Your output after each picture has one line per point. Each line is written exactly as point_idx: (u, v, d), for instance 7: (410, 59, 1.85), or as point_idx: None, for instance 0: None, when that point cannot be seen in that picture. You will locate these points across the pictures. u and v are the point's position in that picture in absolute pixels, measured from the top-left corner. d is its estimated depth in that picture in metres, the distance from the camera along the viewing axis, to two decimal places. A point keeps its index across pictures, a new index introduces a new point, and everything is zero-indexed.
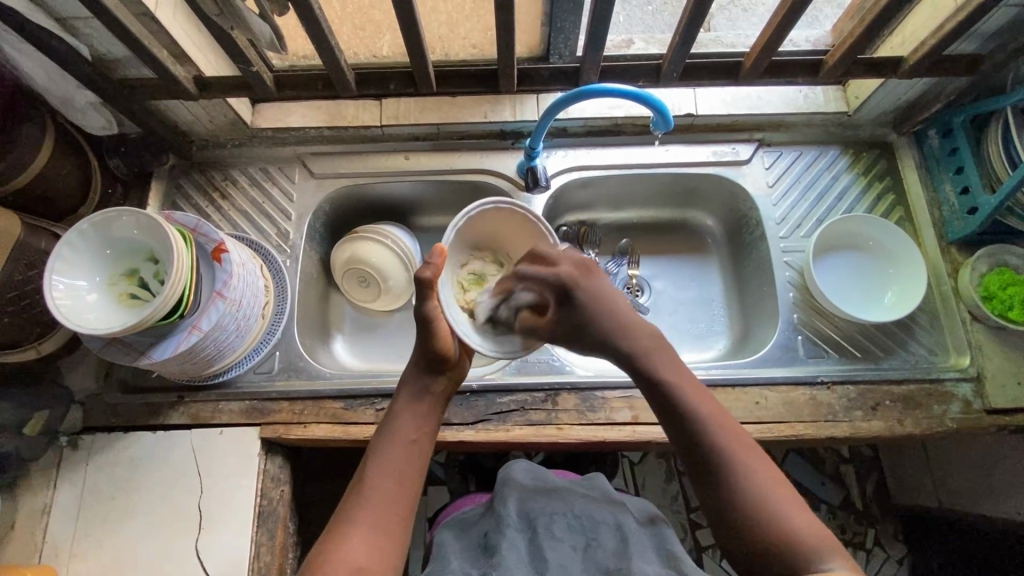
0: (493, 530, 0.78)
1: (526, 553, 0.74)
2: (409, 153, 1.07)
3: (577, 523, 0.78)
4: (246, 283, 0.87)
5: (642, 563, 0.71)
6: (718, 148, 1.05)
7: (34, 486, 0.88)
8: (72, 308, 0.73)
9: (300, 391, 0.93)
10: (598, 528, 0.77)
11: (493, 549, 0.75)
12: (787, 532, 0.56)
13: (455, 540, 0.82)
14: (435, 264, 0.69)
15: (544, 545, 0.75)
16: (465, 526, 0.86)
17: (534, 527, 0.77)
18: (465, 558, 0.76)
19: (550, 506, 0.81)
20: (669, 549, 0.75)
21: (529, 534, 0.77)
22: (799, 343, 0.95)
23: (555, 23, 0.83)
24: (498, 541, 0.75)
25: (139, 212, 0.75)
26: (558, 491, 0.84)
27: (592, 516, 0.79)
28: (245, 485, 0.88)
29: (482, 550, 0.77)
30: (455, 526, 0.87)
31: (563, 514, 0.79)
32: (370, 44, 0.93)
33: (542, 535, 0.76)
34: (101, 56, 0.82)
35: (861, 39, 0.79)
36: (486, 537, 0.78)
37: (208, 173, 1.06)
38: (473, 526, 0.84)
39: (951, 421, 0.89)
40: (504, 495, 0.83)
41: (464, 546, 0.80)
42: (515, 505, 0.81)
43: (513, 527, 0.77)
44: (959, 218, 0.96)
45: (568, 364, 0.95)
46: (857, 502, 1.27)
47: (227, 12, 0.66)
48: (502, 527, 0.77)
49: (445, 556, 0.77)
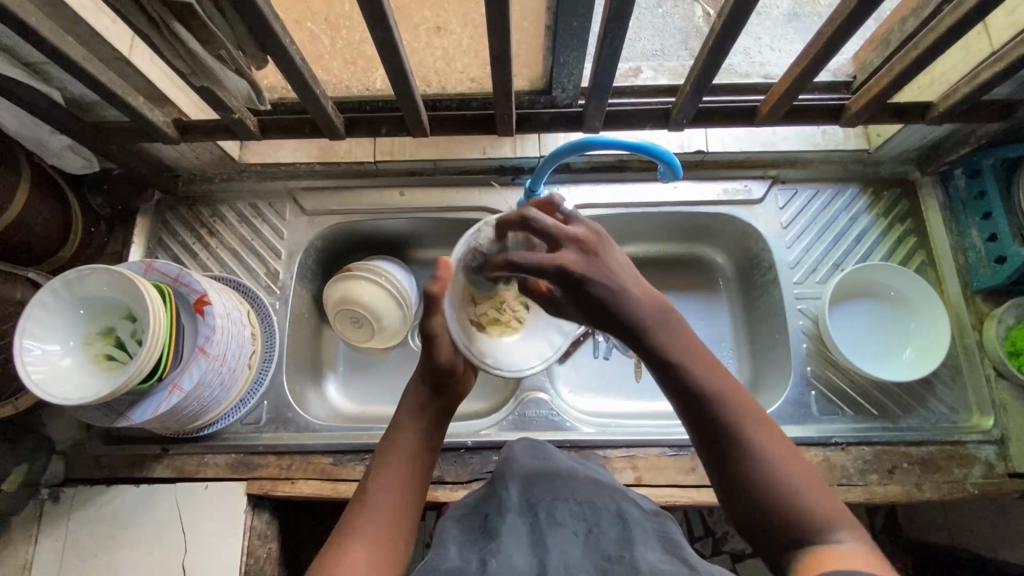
0: (493, 513, 0.61)
1: (528, 540, 0.56)
2: (404, 188, 1.02)
3: (580, 508, 0.60)
4: (231, 334, 0.83)
5: (648, 552, 0.54)
6: (730, 185, 0.99)
7: (15, 542, 0.86)
8: (46, 377, 0.70)
9: (289, 444, 0.90)
10: (600, 515, 0.59)
11: (491, 535, 0.58)
12: (800, 503, 0.51)
13: (454, 526, 0.63)
14: (440, 278, 0.67)
15: (549, 531, 0.57)
16: (469, 509, 0.67)
17: (538, 511, 0.60)
18: (463, 546, 0.58)
19: (555, 487, 0.63)
20: (673, 540, 0.58)
21: (533, 519, 0.59)
22: (812, 399, 0.90)
23: (557, 59, 0.74)
24: (498, 527, 0.58)
25: (112, 270, 0.72)
26: (567, 474, 0.67)
27: (599, 502, 0.61)
28: (231, 544, 0.85)
29: (481, 537, 0.59)
30: (456, 509, 0.68)
31: (568, 496, 0.62)
32: (363, 79, 0.84)
33: (547, 520, 0.58)
34: (76, 99, 0.78)
35: (887, 88, 0.73)
36: (485, 525, 0.60)
37: (195, 208, 1.02)
38: (475, 510, 0.65)
39: (972, 486, 0.85)
40: (503, 479, 0.66)
41: (461, 533, 0.61)
42: (516, 488, 0.64)
43: (514, 511, 0.60)
44: (985, 266, 0.91)
45: (570, 420, 0.91)
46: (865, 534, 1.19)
47: (200, 70, 0.63)
48: (502, 511, 0.60)
49: (443, 545, 0.59)
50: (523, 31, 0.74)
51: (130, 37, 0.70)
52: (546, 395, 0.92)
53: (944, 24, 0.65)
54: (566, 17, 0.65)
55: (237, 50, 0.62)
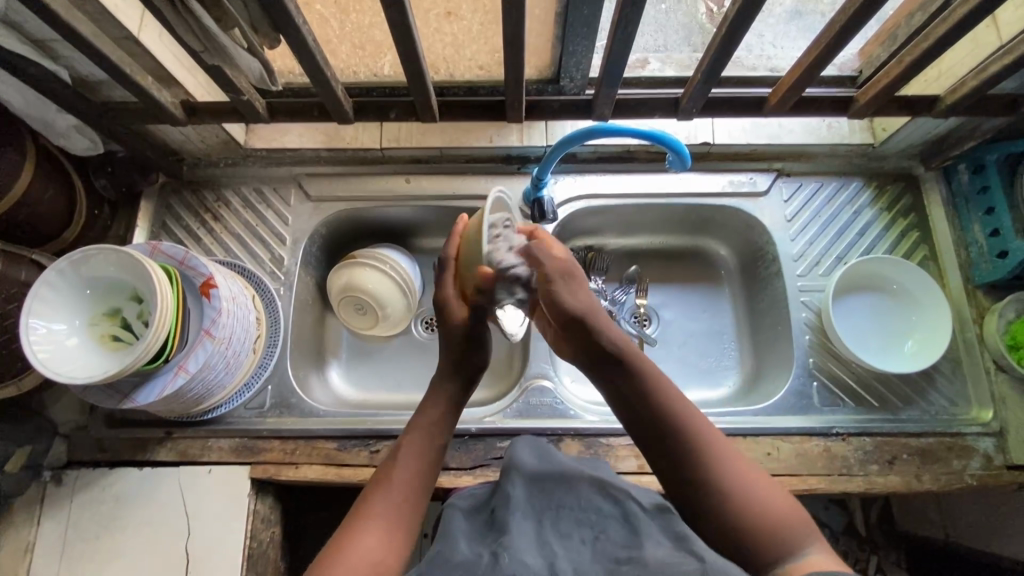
0: (500, 509, 0.63)
1: (536, 536, 0.57)
2: (410, 176, 1.02)
3: (585, 513, 0.61)
4: (236, 318, 0.83)
5: (656, 547, 0.54)
6: (735, 177, 1.00)
7: (17, 523, 0.85)
8: (52, 356, 0.69)
9: (292, 429, 0.90)
10: (606, 519, 0.60)
11: (499, 529, 0.59)
12: (757, 508, 0.56)
13: (461, 519, 0.64)
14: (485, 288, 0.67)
15: (554, 533, 0.58)
16: (476, 507, 0.67)
17: (545, 514, 0.61)
18: (472, 538, 0.59)
19: (560, 491, 0.65)
20: (681, 533, 0.57)
21: (539, 520, 0.60)
22: (814, 390, 0.91)
23: (567, 47, 0.74)
24: (506, 521, 0.59)
25: (119, 251, 0.72)
26: (570, 474, 0.68)
27: (604, 505, 0.62)
28: (235, 528, 0.85)
29: (489, 531, 0.60)
30: (463, 505, 0.68)
31: (571, 503, 0.63)
32: (371, 64, 0.84)
33: (553, 523, 0.60)
34: (84, 78, 0.77)
35: (897, 80, 0.74)
36: (492, 522, 0.62)
37: (200, 192, 1.01)
38: (483, 506, 0.66)
39: (971, 477, 0.85)
40: (508, 478, 0.68)
41: (470, 526, 0.62)
42: (522, 487, 0.65)
43: (520, 511, 0.61)
44: (987, 260, 0.91)
45: (575, 408, 0.91)
46: (861, 528, 1.18)
47: (213, 49, 0.63)
48: (509, 507, 0.62)
49: (450, 537, 0.60)
50: (537, 19, 0.74)
51: (140, 15, 0.70)
52: (549, 382, 0.93)
53: (954, 16, 0.65)
54: (577, 4, 0.65)
55: (250, 29, 0.62)
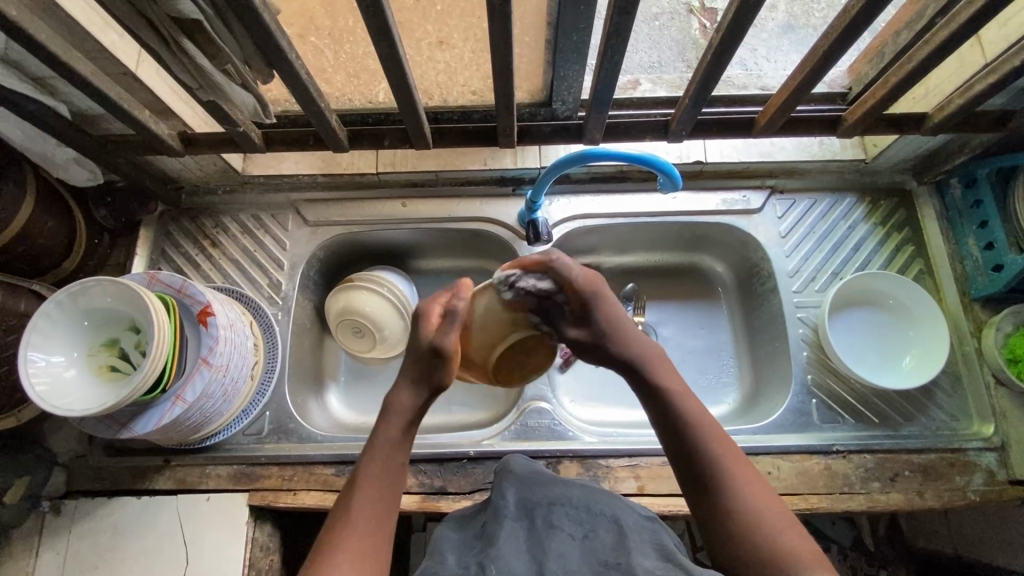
0: (491, 519, 0.59)
1: (526, 544, 0.54)
2: (406, 200, 1.03)
3: (577, 512, 0.58)
4: (234, 345, 0.83)
5: (644, 557, 0.52)
6: (729, 195, 1.00)
7: (17, 554, 0.85)
8: (49, 389, 0.70)
9: (290, 455, 0.90)
10: (598, 519, 0.57)
11: (488, 540, 0.56)
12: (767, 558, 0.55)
13: (451, 533, 0.61)
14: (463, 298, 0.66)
15: (546, 535, 0.55)
16: (467, 518, 0.64)
17: (537, 517, 0.58)
18: (461, 550, 0.56)
19: (554, 492, 0.61)
20: (669, 546, 0.55)
21: (531, 524, 0.57)
22: (813, 407, 0.91)
23: (558, 72, 0.75)
24: (495, 532, 0.56)
25: (116, 283, 0.72)
26: (563, 479, 0.65)
27: (596, 506, 0.59)
28: (233, 556, 0.84)
29: (478, 543, 0.57)
30: (453, 518, 0.65)
31: (564, 501, 0.60)
32: (365, 91, 0.85)
33: (544, 526, 0.56)
34: (81, 113, 0.79)
35: (884, 99, 0.74)
36: (483, 531, 0.58)
37: (198, 219, 1.02)
38: (473, 519, 0.63)
39: (973, 494, 0.85)
40: (500, 486, 0.64)
41: (461, 540, 0.59)
42: (513, 494, 0.62)
43: (511, 517, 0.58)
44: (983, 274, 0.92)
45: (573, 429, 0.91)
46: (868, 542, 1.16)
47: (207, 86, 0.65)
48: (499, 517, 0.58)
49: (440, 551, 0.57)
50: (526, 46, 0.75)
51: (137, 52, 0.72)
52: (547, 404, 0.93)
53: (936, 39, 0.66)
54: (567, 32, 0.66)
55: (243, 65, 0.64)
